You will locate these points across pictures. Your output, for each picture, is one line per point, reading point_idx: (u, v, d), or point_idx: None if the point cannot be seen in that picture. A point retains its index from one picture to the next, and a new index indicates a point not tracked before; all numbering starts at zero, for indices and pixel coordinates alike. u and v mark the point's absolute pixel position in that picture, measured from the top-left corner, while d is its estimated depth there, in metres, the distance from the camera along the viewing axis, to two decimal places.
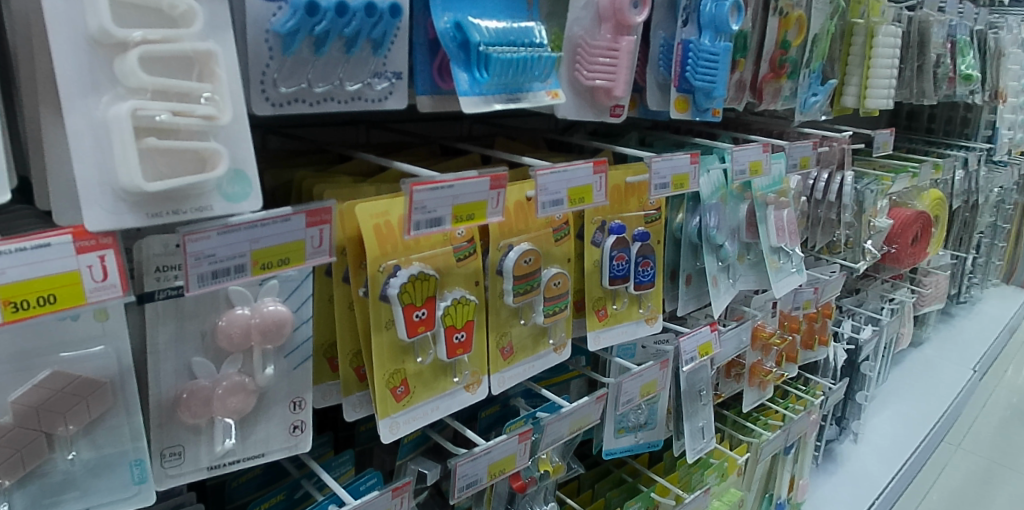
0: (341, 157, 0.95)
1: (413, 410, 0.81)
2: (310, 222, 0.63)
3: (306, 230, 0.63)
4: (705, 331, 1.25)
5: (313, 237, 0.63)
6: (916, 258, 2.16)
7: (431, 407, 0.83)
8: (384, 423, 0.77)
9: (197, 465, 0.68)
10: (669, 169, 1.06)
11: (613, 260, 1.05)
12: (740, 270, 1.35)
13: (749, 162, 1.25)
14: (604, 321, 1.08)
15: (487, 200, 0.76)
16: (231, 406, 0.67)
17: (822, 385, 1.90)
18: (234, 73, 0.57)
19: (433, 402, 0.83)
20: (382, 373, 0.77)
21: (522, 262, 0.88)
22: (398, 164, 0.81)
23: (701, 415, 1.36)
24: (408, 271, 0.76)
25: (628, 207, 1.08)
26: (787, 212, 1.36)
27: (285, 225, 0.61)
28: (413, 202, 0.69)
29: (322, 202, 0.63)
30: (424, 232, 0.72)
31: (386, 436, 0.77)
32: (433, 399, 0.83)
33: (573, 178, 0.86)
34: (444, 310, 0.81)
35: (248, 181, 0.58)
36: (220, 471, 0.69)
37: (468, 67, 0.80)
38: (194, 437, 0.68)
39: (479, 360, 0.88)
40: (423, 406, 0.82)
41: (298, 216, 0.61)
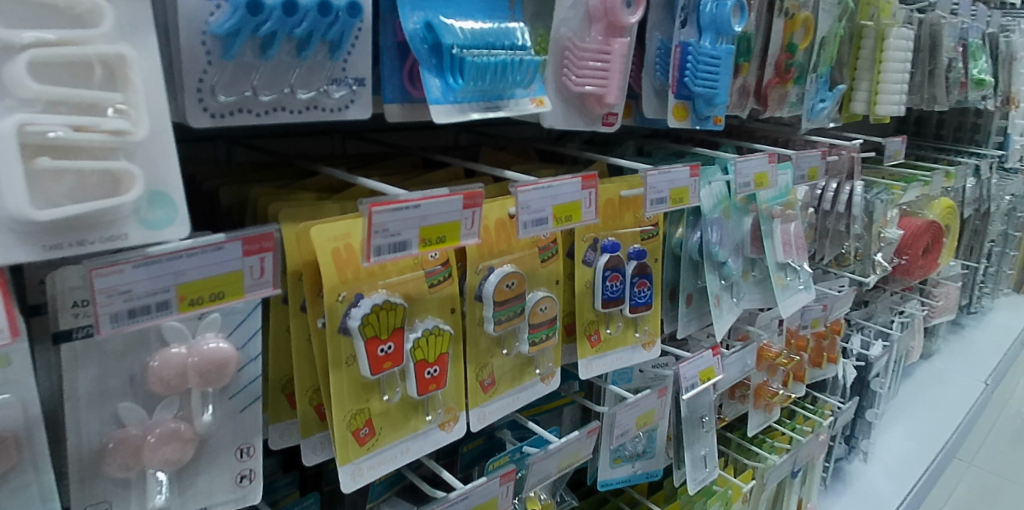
0: (307, 172, 0.87)
1: (379, 455, 0.73)
2: (248, 250, 0.55)
3: (243, 259, 0.55)
4: (706, 356, 1.16)
5: (252, 268, 0.55)
6: (926, 270, 2.08)
7: (400, 450, 0.75)
8: (345, 469, 0.69)
9: None
10: (666, 183, 0.98)
11: (606, 281, 0.97)
12: (745, 288, 1.26)
13: (754, 173, 1.16)
14: (597, 347, 1.00)
15: (461, 220, 0.68)
16: (164, 456, 0.60)
17: (831, 405, 1.82)
18: (152, 80, 0.49)
19: (402, 443, 0.75)
20: (343, 414, 0.69)
21: (504, 286, 0.80)
22: (365, 181, 0.74)
23: (703, 443, 1.28)
24: (372, 301, 0.68)
25: (623, 223, 1.00)
26: (794, 225, 1.28)
27: (217, 254, 0.53)
28: (372, 224, 0.61)
29: (262, 226, 0.55)
30: (387, 257, 0.63)
31: (347, 485, 0.69)
32: (402, 441, 0.75)
33: (558, 195, 0.77)
34: (413, 343, 0.72)
35: (173, 204, 0.51)
36: None
37: (441, 73, 0.72)
38: (122, 492, 0.60)
39: (457, 396, 0.80)
40: (391, 448, 0.74)
41: (233, 243, 0.54)
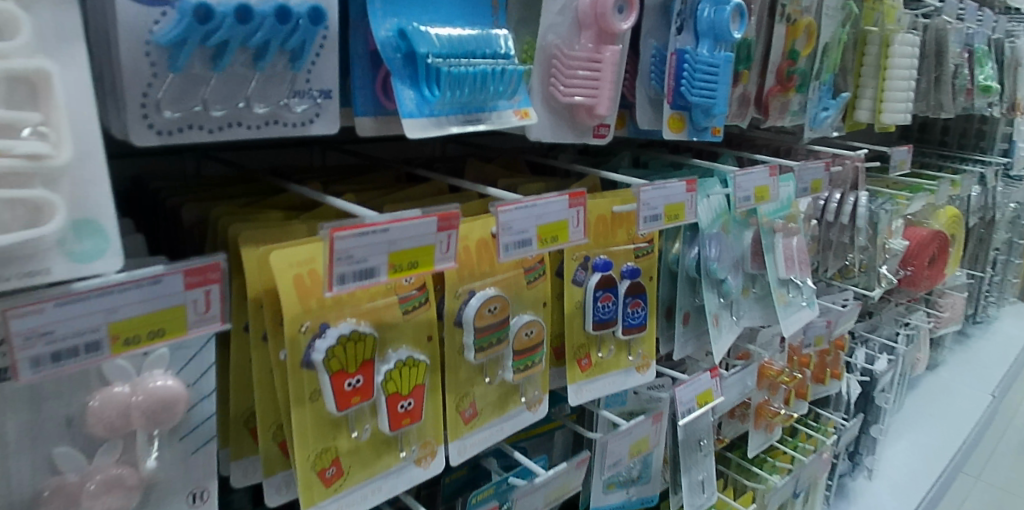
0: (277, 189, 0.82)
1: (348, 496, 0.68)
2: (190, 283, 0.50)
3: (185, 293, 0.50)
4: (704, 378, 1.11)
5: (195, 301, 0.50)
6: (931, 281, 2.02)
7: (371, 489, 0.70)
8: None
9: None
10: (661, 200, 0.95)
11: (597, 302, 0.92)
12: (745, 306, 1.21)
13: (754, 187, 1.12)
14: (587, 372, 0.94)
15: (435, 243, 0.63)
16: (106, 505, 0.55)
17: (834, 422, 1.78)
18: (78, 97, 0.44)
19: (373, 482, 0.70)
20: (306, 454, 0.64)
21: (486, 311, 0.75)
22: (334, 201, 0.69)
23: (701, 467, 1.22)
24: (338, 331, 0.63)
25: (616, 240, 0.94)
26: (797, 239, 1.23)
27: (154, 288, 0.49)
28: (334, 251, 0.56)
29: (207, 257, 0.51)
30: (351, 286, 0.58)
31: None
32: (373, 480, 0.70)
33: (543, 214, 0.72)
34: (385, 376, 0.67)
35: (104, 234, 0.46)
36: None
37: (416, 84, 0.66)
38: None
39: (434, 428, 0.75)
40: (360, 488, 0.69)
41: (172, 275, 0.49)
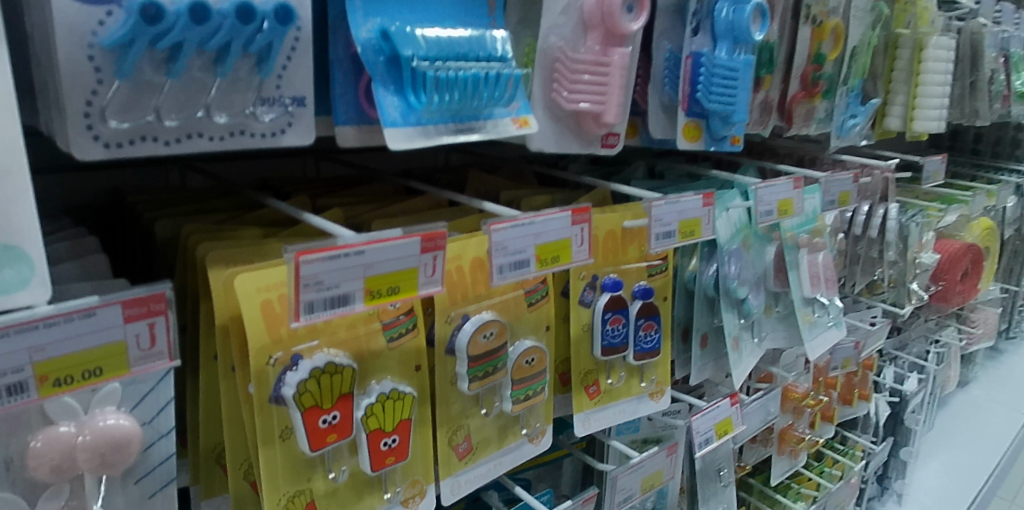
0: (259, 203, 0.77)
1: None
2: (130, 316, 0.48)
3: (125, 326, 0.48)
4: (723, 405, 1.04)
5: (137, 336, 0.48)
6: (964, 296, 1.91)
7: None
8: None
9: None
10: (674, 214, 0.87)
11: (606, 325, 0.85)
12: (768, 326, 1.14)
13: (777, 201, 1.05)
14: (596, 400, 0.87)
15: (418, 266, 0.57)
16: None
17: (861, 445, 1.71)
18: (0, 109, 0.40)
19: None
20: (275, 499, 0.58)
21: (480, 338, 0.68)
22: (311, 218, 0.63)
23: (721, 498, 1.15)
24: (311, 364, 0.57)
25: (627, 257, 0.87)
26: (823, 255, 1.15)
27: (90, 322, 0.46)
28: (300, 276, 0.50)
29: (150, 287, 0.48)
30: (322, 315, 0.52)
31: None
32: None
33: (542, 232, 0.65)
34: (365, 412, 0.61)
35: (28, 261, 0.42)
36: None
37: (400, 89, 0.61)
38: None
39: (424, 466, 0.68)
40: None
41: (108, 307, 0.47)
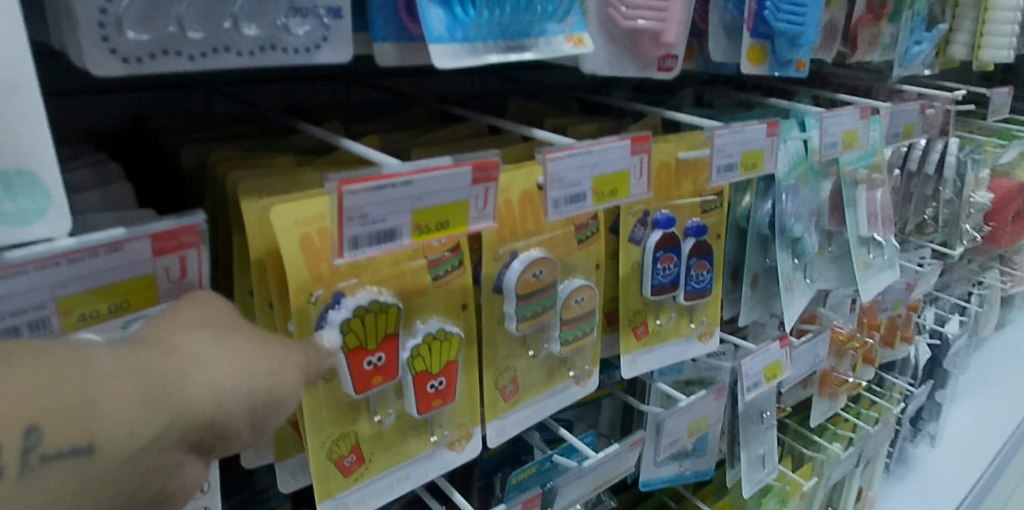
0: (291, 129, 0.72)
1: (369, 487, 0.59)
2: (160, 249, 0.44)
3: (154, 261, 0.44)
4: (773, 348, 0.99)
5: (168, 269, 0.45)
6: (1016, 238, 1.82)
7: (397, 478, 0.60)
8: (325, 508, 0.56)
9: None
10: (738, 145, 0.78)
11: (658, 264, 0.80)
12: (820, 267, 1.08)
13: (841, 132, 0.98)
14: (643, 341, 0.83)
15: (469, 199, 0.52)
16: None
17: (900, 387, 1.66)
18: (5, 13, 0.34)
19: (401, 470, 0.61)
20: (320, 442, 0.55)
21: (530, 276, 0.63)
22: (349, 144, 0.58)
23: (763, 440, 1.12)
24: (355, 302, 0.53)
25: (680, 192, 0.82)
26: (880, 193, 1.09)
27: (116, 257, 0.42)
28: (343, 209, 0.45)
29: (182, 218, 0.44)
30: (367, 252, 0.47)
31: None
32: (400, 467, 0.61)
33: (600, 163, 0.60)
34: (411, 353, 0.57)
35: (44, 190, 0.37)
36: None
37: (447, 1, 0.54)
38: None
39: (471, 408, 0.65)
40: (383, 478, 0.60)
41: (137, 240, 0.42)
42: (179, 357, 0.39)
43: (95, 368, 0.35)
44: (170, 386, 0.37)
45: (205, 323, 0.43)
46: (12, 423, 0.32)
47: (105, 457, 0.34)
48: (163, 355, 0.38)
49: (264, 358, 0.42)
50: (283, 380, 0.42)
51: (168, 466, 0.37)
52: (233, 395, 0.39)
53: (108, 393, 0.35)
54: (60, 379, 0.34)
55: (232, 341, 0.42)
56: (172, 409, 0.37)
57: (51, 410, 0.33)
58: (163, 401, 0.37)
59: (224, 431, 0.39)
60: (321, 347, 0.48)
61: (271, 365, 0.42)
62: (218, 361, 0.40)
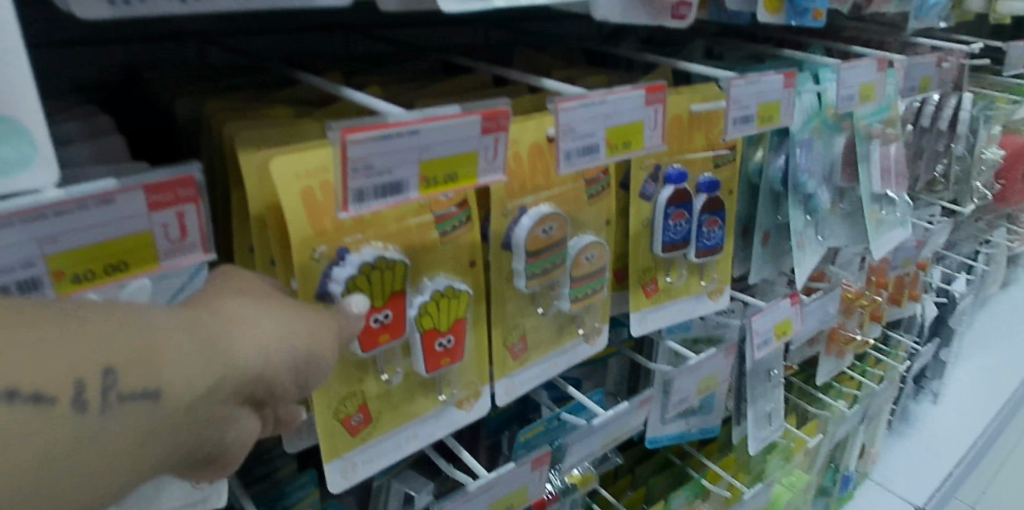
0: (289, 80, 0.69)
1: (377, 447, 0.58)
2: (155, 203, 0.42)
3: (150, 217, 0.42)
4: (783, 306, 0.98)
5: (165, 227, 0.42)
6: None
7: (406, 438, 0.59)
8: (332, 467, 0.55)
9: None
10: (755, 97, 0.76)
11: (669, 220, 0.78)
12: (831, 224, 1.06)
13: (859, 84, 0.95)
14: (653, 299, 0.81)
15: (478, 150, 0.50)
16: None
17: (905, 346, 1.66)
18: None
19: (410, 429, 0.60)
20: (327, 402, 0.54)
21: (540, 232, 0.61)
22: (351, 94, 0.55)
23: (770, 398, 1.12)
24: (360, 258, 0.51)
25: (693, 146, 0.79)
26: (895, 148, 1.06)
27: (109, 210, 0.40)
28: (347, 158, 0.43)
29: (177, 169, 0.42)
30: (373, 206, 0.45)
31: (334, 485, 0.55)
32: (409, 426, 0.60)
33: (614, 113, 0.57)
34: (419, 310, 0.55)
35: (28, 138, 0.35)
36: None
37: None
38: None
39: (480, 367, 0.64)
40: (391, 438, 0.59)
41: (129, 192, 0.40)
42: (226, 317, 0.39)
43: (154, 319, 0.35)
44: (222, 343, 0.37)
45: (241, 289, 0.43)
46: (88, 365, 0.31)
47: (172, 405, 0.34)
48: (211, 316, 0.39)
49: (301, 320, 0.43)
50: (321, 340, 0.43)
51: (223, 419, 0.38)
52: (278, 350, 0.40)
53: (172, 345, 0.35)
54: (126, 328, 0.33)
55: (269, 303, 0.43)
56: (227, 364, 0.37)
57: (119, 354, 0.33)
58: (219, 353, 0.37)
59: (270, 384, 0.40)
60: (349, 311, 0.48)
61: (309, 325, 0.43)
62: (262, 322, 0.40)
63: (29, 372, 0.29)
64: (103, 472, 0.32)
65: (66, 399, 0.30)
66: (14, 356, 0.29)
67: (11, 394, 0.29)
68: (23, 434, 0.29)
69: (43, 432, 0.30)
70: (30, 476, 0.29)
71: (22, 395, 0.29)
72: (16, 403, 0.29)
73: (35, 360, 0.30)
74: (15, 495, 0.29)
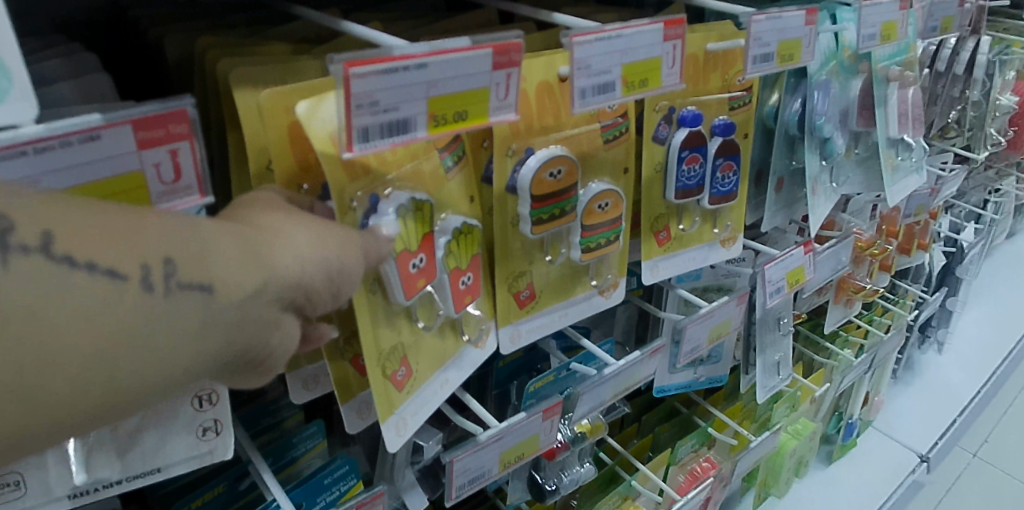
0: (284, 17, 0.66)
1: (420, 396, 0.56)
2: (145, 140, 0.39)
3: (139, 155, 0.39)
4: (797, 253, 0.96)
5: (158, 166, 0.40)
6: None
7: (441, 383, 0.58)
8: (387, 427, 0.53)
9: (50, 497, 0.48)
10: (775, 34, 0.72)
11: (683, 164, 0.75)
12: (846, 170, 1.03)
13: (880, 23, 0.91)
14: (665, 247, 0.79)
15: (489, 87, 0.47)
16: None
17: (912, 295, 1.64)
18: None
19: (442, 374, 0.59)
20: (375, 355, 0.51)
21: (546, 176, 0.59)
22: (352, 27, 0.52)
23: (779, 346, 1.10)
24: (394, 202, 0.49)
25: (708, 88, 0.76)
26: (913, 90, 1.02)
27: (95, 149, 0.38)
28: (350, 94, 0.40)
29: (168, 103, 0.39)
30: (377, 146, 0.42)
31: (392, 443, 0.53)
32: (439, 371, 0.59)
33: (631, 48, 0.54)
34: (445, 250, 0.54)
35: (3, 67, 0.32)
36: (88, 500, 0.49)
37: None
38: (39, 459, 0.47)
39: (493, 306, 0.63)
40: (432, 383, 0.57)
41: (116, 128, 0.38)
42: (263, 228, 0.40)
43: (199, 225, 0.37)
44: (262, 251, 0.39)
45: (277, 203, 0.44)
46: (149, 252, 0.34)
47: (221, 303, 0.36)
48: (249, 227, 0.40)
49: (337, 232, 0.43)
50: (352, 258, 0.43)
51: (269, 323, 0.39)
52: (313, 258, 0.41)
53: (218, 247, 0.37)
54: (180, 229, 0.35)
55: (303, 216, 0.43)
56: (266, 269, 0.38)
57: (169, 247, 0.35)
58: (259, 257, 0.38)
59: (309, 294, 0.41)
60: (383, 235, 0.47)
61: (342, 236, 0.43)
62: (298, 233, 0.41)
63: (102, 251, 0.32)
64: (165, 360, 0.34)
65: (135, 278, 0.33)
66: (91, 235, 0.32)
67: (88, 265, 0.31)
68: (97, 306, 0.32)
69: (115, 306, 0.32)
70: (102, 345, 0.32)
71: (99, 268, 0.32)
72: (93, 273, 0.32)
73: (108, 240, 0.33)
74: (91, 361, 0.32)
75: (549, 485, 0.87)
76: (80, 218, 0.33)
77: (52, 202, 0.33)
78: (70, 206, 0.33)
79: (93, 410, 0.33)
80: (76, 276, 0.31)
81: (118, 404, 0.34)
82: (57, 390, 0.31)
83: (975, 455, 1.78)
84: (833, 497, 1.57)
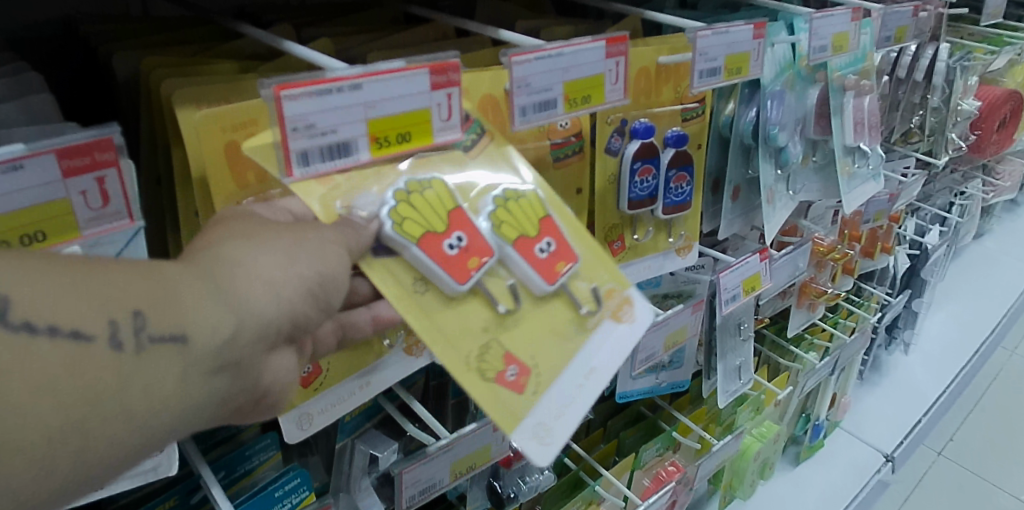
0: (231, 34, 0.66)
1: (559, 395, 0.50)
2: (70, 168, 0.41)
3: (65, 183, 0.41)
4: (753, 260, 0.97)
5: (84, 193, 0.42)
6: (1000, 146, 1.76)
7: (582, 373, 0.51)
8: (520, 436, 0.48)
9: None
10: (722, 48, 0.73)
11: (635, 176, 0.75)
12: (803, 177, 1.05)
13: (832, 34, 0.93)
14: (620, 256, 0.80)
15: (431, 106, 0.50)
16: None
17: (877, 298, 1.66)
18: None
19: (584, 364, 0.52)
20: (461, 359, 0.48)
21: None
22: (295, 48, 0.53)
23: (739, 352, 1.11)
24: (390, 191, 0.48)
25: (660, 99, 0.78)
26: (869, 99, 1.03)
27: (16, 178, 0.39)
28: (282, 114, 0.43)
29: (94, 131, 0.41)
30: (322, 169, 0.47)
31: (539, 455, 0.49)
32: (576, 361, 0.52)
33: (573, 65, 0.55)
34: (490, 221, 0.51)
35: None
36: None
37: None
38: None
39: (613, 271, 0.55)
40: (567, 377, 0.51)
41: (40, 157, 0.40)
42: (223, 258, 0.40)
43: (166, 271, 0.38)
44: (229, 288, 0.39)
45: (236, 227, 0.43)
46: (119, 308, 0.35)
47: (199, 352, 0.37)
48: (211, 260, 0.40)
49: (320, 247, 0.43)
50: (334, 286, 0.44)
51: (254, 355, 0.40)
52: (289, 278, 0.41)
53: (186, 294, 0.37)
54: (138, 280, 0.36)
55: (263, 235, 0.42)
56: (237, 306, 0.39)
57: (133, 299, 0.36)
58: (228, 294, 0.39)
59: (295, 317, 0.42)
60: (358, 218, 0.47)
61: (315, 247, 0.43)
62: (263, 255, 0.41)
63: (64, 314, 0.34)
64: (147, 418, 0.36)
65: (100, 337, 0.34)
66: (54, 297, 0.34)
67: (49, 329, 0.33)
68: (68, 368, 0.33)
69: (84, 367, 0.34)
70: (75, 413, 0.33)
71: (61, 331, 0.33)
72: (56, 337, 0.33)
73: (70, 300, 0.34)
74: (69, 431, 0.33)
75: (508, 493, 0.88)
76: (44, 281, 0.34)
77: (16, 260, 0.34)
78: (35, 268, 0.34)
79: (68, 470, 0.34)
80: (36, 341, 0.33)
81: (101, 463, 0.35)
82: (30, 457, 0.32)
83: (940, 454, 1.81)
84: (799, 497, 1.59)
